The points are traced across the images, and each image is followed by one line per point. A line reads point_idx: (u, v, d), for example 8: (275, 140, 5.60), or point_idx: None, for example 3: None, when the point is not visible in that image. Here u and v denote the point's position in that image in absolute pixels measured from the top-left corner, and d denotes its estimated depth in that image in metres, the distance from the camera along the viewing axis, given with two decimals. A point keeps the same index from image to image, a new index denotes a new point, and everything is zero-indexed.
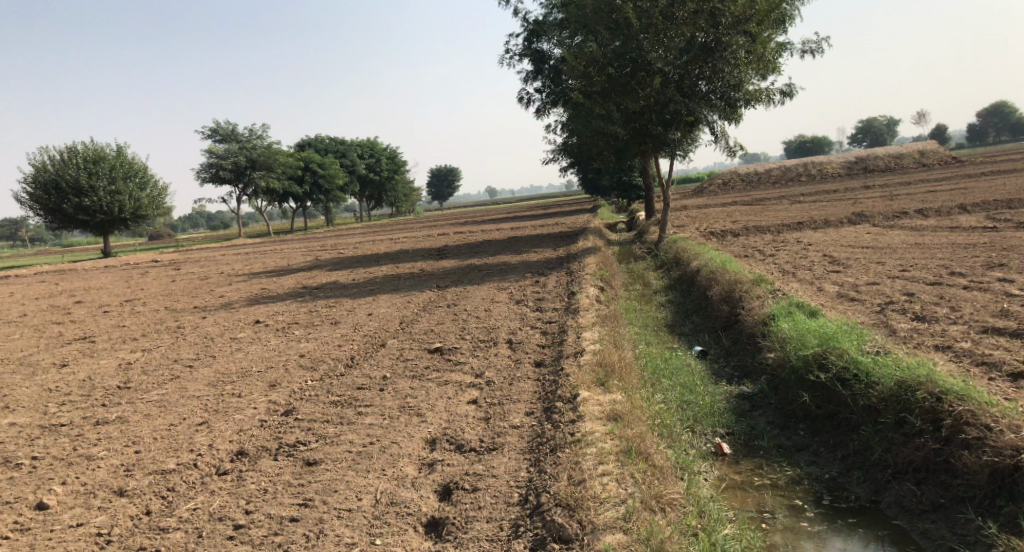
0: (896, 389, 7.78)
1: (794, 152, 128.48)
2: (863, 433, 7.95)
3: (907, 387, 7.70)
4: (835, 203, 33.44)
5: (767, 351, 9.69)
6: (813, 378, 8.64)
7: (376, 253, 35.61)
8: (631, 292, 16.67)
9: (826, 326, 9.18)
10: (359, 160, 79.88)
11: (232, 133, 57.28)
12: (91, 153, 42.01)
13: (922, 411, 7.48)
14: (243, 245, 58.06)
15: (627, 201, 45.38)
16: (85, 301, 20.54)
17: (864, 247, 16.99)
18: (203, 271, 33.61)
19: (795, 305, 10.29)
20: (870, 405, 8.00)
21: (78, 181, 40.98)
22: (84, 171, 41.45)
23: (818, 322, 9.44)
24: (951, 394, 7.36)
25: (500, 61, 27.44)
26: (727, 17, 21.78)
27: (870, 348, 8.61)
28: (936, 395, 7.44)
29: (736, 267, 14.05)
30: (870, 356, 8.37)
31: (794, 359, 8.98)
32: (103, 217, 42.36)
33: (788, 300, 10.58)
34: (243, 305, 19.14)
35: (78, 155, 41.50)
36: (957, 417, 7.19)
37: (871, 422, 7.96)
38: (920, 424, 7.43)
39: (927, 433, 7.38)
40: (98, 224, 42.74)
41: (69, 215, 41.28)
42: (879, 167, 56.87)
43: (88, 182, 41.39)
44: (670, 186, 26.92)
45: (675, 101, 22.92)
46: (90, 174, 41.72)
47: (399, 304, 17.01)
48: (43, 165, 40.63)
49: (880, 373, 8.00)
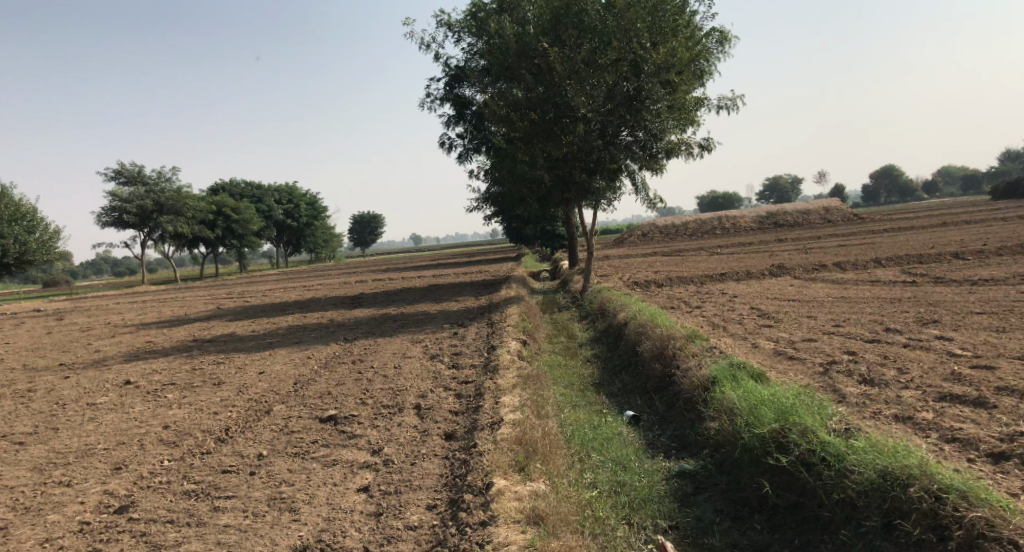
0: (879, 480, 6.78)
1: (707, 206, 132.19)
2: (839, 536, 6.84)
3: (896, 482, 6.71)
4: (752, 254, 33.39)
5: (711, 421, 8.54)
6: (772, 460, 7.50)
7: (285, 302, 33.50)
8: (553, 346, 15.43)
9: (780, 395, 8.09)
10: (276, 205, 77.00)
11: (138, 175, 54.16)
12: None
13: (919, 516, 6.51)
14: (145, 293, 54.48)
15: (549, 250, 44.67)
16: None
17: (791, 300, 16.30)
18: (88, 322, 30.79)
19: (738, 366, 9.17)
20: (846, 498, 6.92)
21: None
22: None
23: (770, 389, 8.34)
24: (955, 494, 6.47)
25: (421, 105, 25.12)
26: (649, 65, 21.20)
27: (835, 426, 7.56)
28: (935, 493, 6.53)
29: (667, 320, 13.00)
30: (837, 437, 7.34)
31: (748, 436, 7.83)
32: None
33: (728, 360, 9.45)
34: (121, 363, 17.04)
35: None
36: (970, 528, 6.29)
37: (849, 522, 6.86)
38: (919, 533, 6.45)
39: (930, 545, 6.40)
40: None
41: None
42: (788, 222, 58.27)
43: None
44: (593, 234, 26.11)
45: (598, 148, 22.19)
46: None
47: (297, 360, 15.29)
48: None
49: (856, 460, 6.95)
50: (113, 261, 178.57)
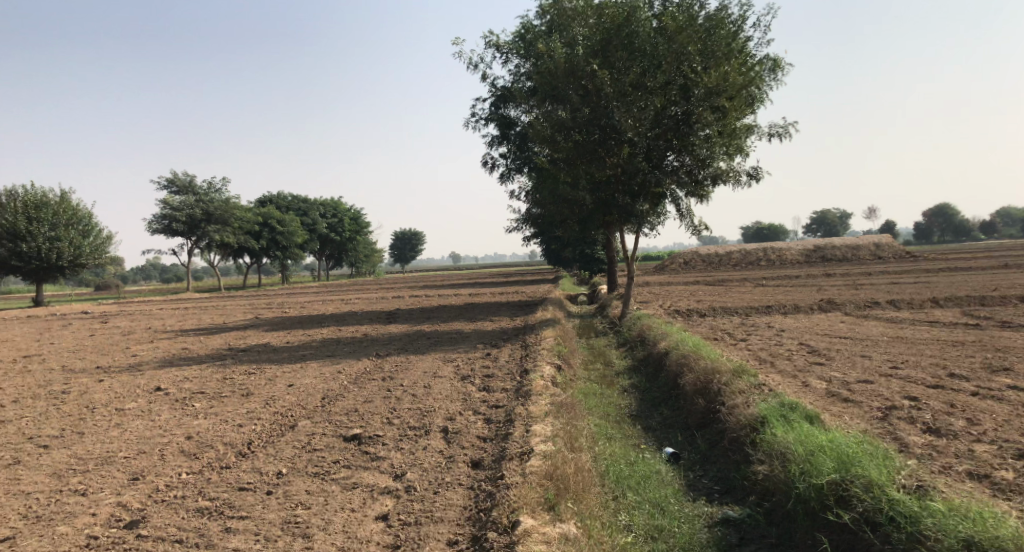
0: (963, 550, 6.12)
1: (751, 237, 130.27)
2: None
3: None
4: (799, 288, 32.42)
5: (759, 465, 7.95)
6: (832, 516, 6.88)
7: (321, 314, 33.49)
8: (590, 373, 14.91)
9: (838, 442, 7.47)
10: (320, 219, 77.88)
11: (189, 184, 55.19)
12: (32, 198, 39.68)
13: None
14: (188, 300, 55.26)
15: (588, 275, 44.13)
16: None
17: (843, 338, 15.55)
18: (129, 326, 31.11)
19: (789, 406, 8.57)
20: None
21: (15, 227, 38.52)
22: (22, 216, 39.00)
23: (827, 434, 7.72)
24: None
25: (466, 124, 25.39)
26: (699, 89, 20.80)
27: (902, 481, 6.93)
28: None
29: (710, 352, 12.40)
30: (908, 495, 6.70)
31: (802, 487, 7.22)
32: (37, 264, 39.60)
33: (778, 399, 8.85)
34: (154, 369, 16.95)
35: (17, 200, 39.15)
36: None
37: None
38: None
39: None
40: (30, 272, 39.98)
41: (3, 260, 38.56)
42: (836, 257, 56.86)
43: (26, 227, 38.88)
44: (635, 260, 25.57)
45: (643, 172, 21.79)
46: (29, 220, 39.28)
47: (328, 374, 15.00)
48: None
49: (933, 525, 6.31)
50: (161, 267, 182.59)
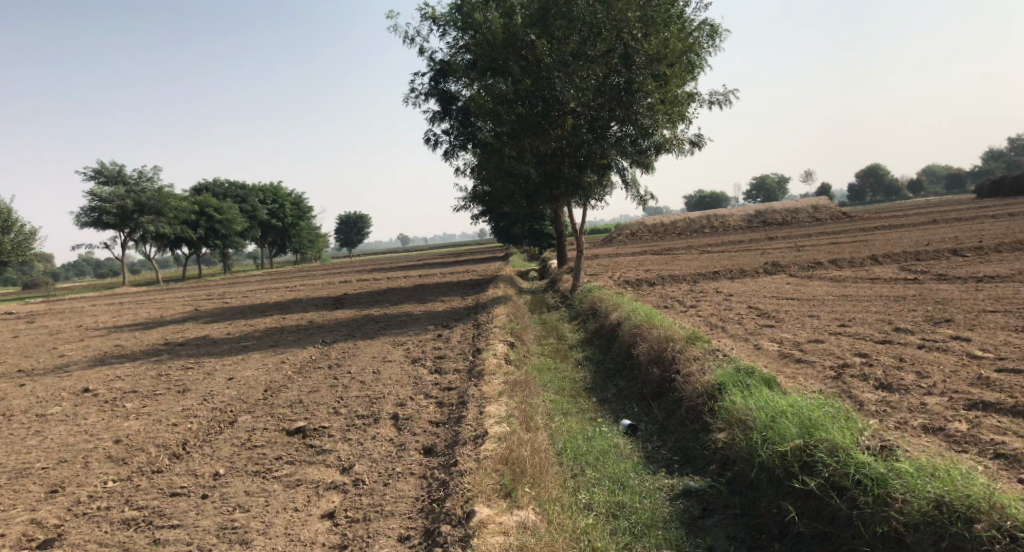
0: (932, 510, 6.06)
1: (694, 206, 131.98)
2: None
3: (953, 513, 6.00)
4: (744, 252, 32.74)
5: (719, 433, 7.79)
6: (798, 484, 6.74)
7: (265, 303, 32.55)
8: (543, 348, 14.64)
9: (799, 406, 7.34)
10: (260, 205, 75.84)
11: (119, 174, 52.99)
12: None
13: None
14: (125, 295, 53.27)
15: (536, 249, 43.91)
16: None
17: (790, 299, 15.60)
18: (60, 325, 29.73)
19: (745, 371, 8.43)
20: (885, 528, 6.18)
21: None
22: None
23: (787, 399, 7.59)
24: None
25: (404, 101, 23.73)
26: (640, 56, 20.60)
27: (866, 442, 6.83)
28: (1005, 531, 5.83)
29: (662, 320, 12.23)
30: (874, 456, 6.62)
31: (766, 454, 7.06)
32: None
33: (733, 364, 8.70)
34: (84, 370, 16.07)
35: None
36: None
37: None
38: None
39: None
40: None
41: None
42: (776, 220, 57.81)
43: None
44: (582, 231, 25.37)
45: (588, 143, 21.45)
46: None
47: (270, 365, 14.41)
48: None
49: (903, 488, 6.23)
50: (96, 262, 176.33)
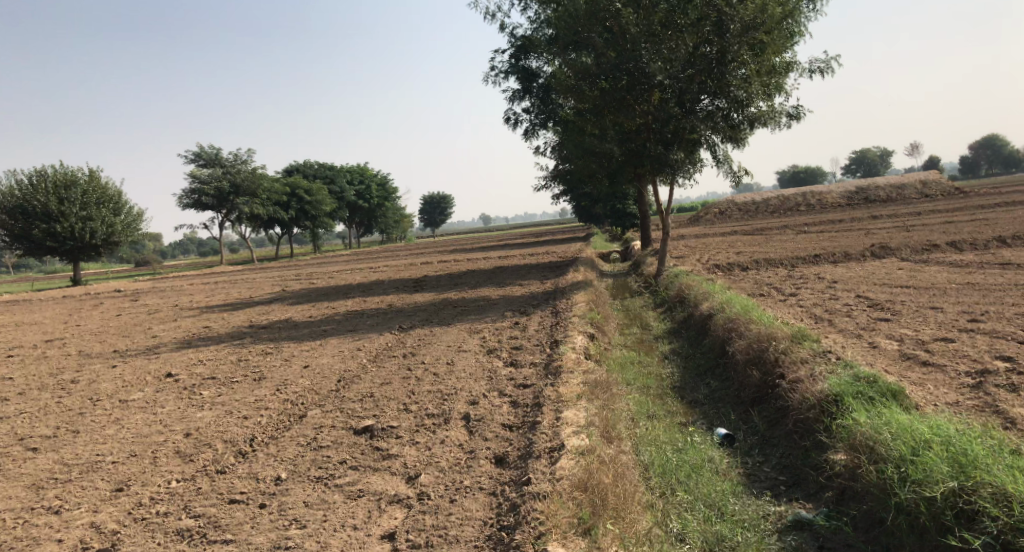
0: None
1: (788, 182, 126.70)
2: None
3: None
4: (847, 233, 30.64)
5: (839, 454, 6.90)
6: (956, 535, 5.85)
7: (349, 284, 32.71)
8: (627, 339, 13.79)
9: (950, 436, 6.38)
10: (348, 186, 77.10)
11: (216, 157, 54.58)
12: (62, 178, 39.26)
13: None
14: (222, 273, 55.02)
15: (621, 230, 42.67)
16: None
17: (906, 288, 14.14)
18: (157, 304, 30.66)
19: (865, 381, 7.44)
20: None
21: (48, 208, 38.23)
22: (54, 196, 38.66)
23: (935, 423, 6.60)
24: None
25: (484, 79, 25.02)
26: (734, 23, 19.11)
27: None
28: None
29: (760, 313, 11.17)
30: None
31: (905, 492, 6.18)
32: (73, 243, 39.40)
33: (852, 371, 7.71)
34: (170, 351, 16.19)
35: (48, 181, 38.76)
36: None
37: None
38: None
39: None
40: (65, 252, 39.75)
41: (38, 241, 38.38)
42: (880, 198, 54.36)
43: (58, 208, 38.59)
44: (669, 212, 24.18)
45: (676, 117, 20.26)
46: (60, 200, 38.95)
47: (346, 352, 14.07)
48: (8, 190, 37.91)
49: None
50: (197, 241, 184.36)
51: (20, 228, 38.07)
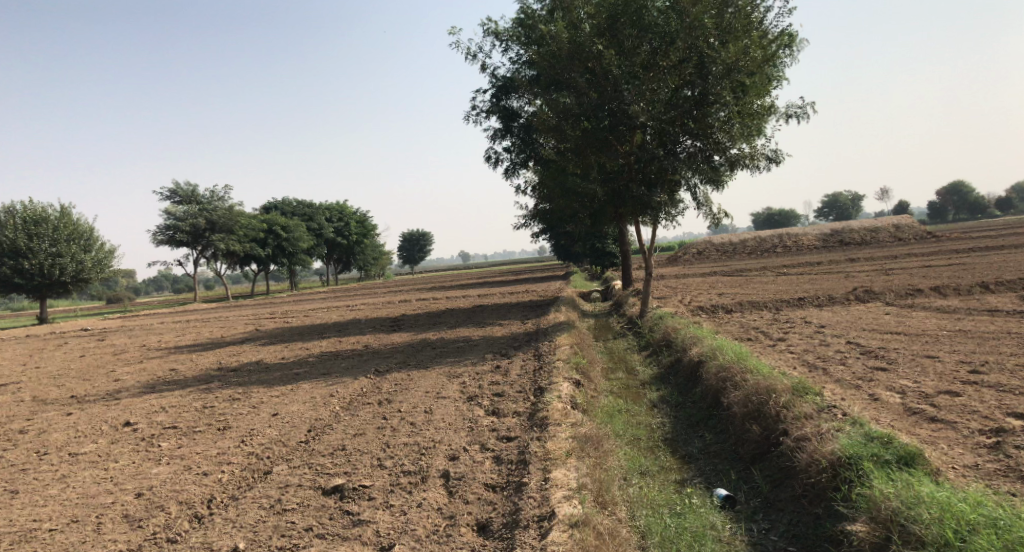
0: None
1: (763, 223, 127.96)
2: None
3: None
4: (827, 275, 30.56)
5: (857, 524, 6.80)
6: None
7: (324, 323, 31.91)
8: (613, 385, 13.27)
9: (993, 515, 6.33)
10: (326, 223, 76.40)
11: (192, 194, 53.80)
12: (32, 214, 38.31)
13: None
14: (195, 311, 53.84)
15: (600, 269, 42.39)
16: None
17: (896, 334, 13.83)
18: (123, 344, 29.58)
19: (879, 441, 7.40)
20: None
21: (16, 244, 37.22)
22: (23, 232, 37.68)
23: (973, 500, 6.51)
24: None
25: (465, 118, 24.56)
26: (717, 65, 19.09)
27: None
28: None
29: (755, 360, 10.73)
30: None
31: None
32: (41, 281, 38.32)
33: (863, 431, 7.64)
34: (131, 397, 15.35)
35: (17, 216, 37.81)
36: None
37: None
38: None
39: None
40: (33, 289, 38.65)
41: (5, 278, 37.28)
42: (855, 240, 54.72)
43: (27, 244, 37.58)
44: (652, 253, 23.85)
45: (658, 158, 20.06)
46: (30, 236, 37.95)
47: (317, 398, 13.35)
48: None
49: None
50: (172, 277, 181.80)
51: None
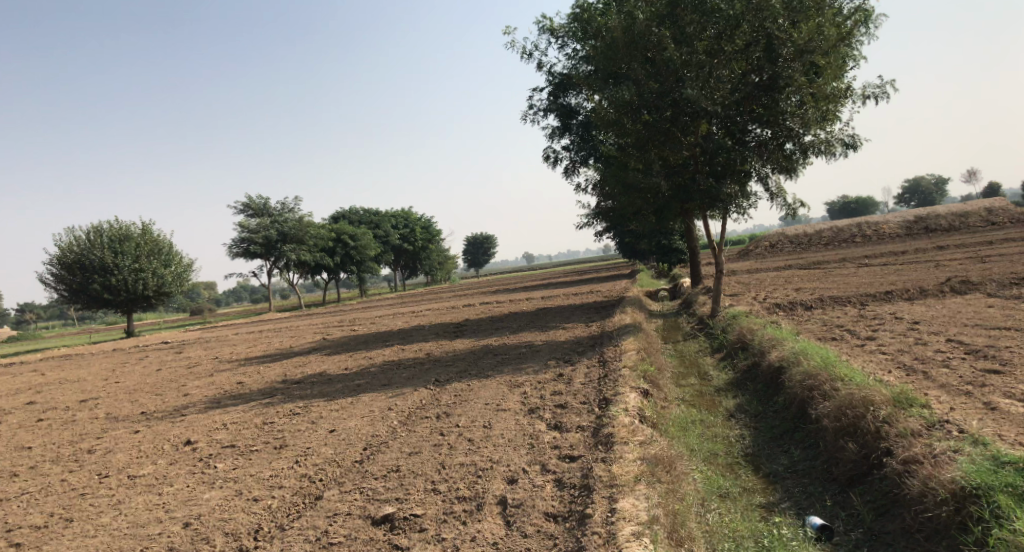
0: None
1: (839, 212, 123.17)
2: None
3: None
4: (914, 265, 28.78)
5: None
6: None
7: (390, 330, 31.69)
8: (685, 393, 12.43)
9: None
10: (393, 231, 77.04)
11: (264, 207, 54.89)
12: (117, 232, 39.49)
13: None
14: (270, 321, 54.70)
15: (667, 267, 41.06)
16: (16, 417, 16.74)
17: (1005, 331, 12.58)
18: (196, 357, 29.89)
19: (1013, 468, 6.87)
20: None
21: (103, 261, 38.38)
22: (109, 250, 38.84)
23: None
24: None
25: (523, 117, 25.10)
26: (787, 47, 17.96)
27: None
28: None
29: (844, 366, 9.73)
30: None
31: None
32: (126, 296, 39.36)
33: (990, 454, 7.11)
34: (195, 413, 15.15)
35: (103, 235, 38.97)
36: None
37: None
38: None
39: None
40: (119, 305, 39.78)
41: (93, 295, 38.50)
42: (941, 227, 51.68)
43: (113, 261, 38.72)
44: (721, 247, 22.62)
45: (725, 149, 19.03)
46: (115, 253, 39.13)
47: (375, 413, 12.81)
48: (66, 246, 38.21)
49: None
50: (250, 287, 186.55)
51: (77, 282, 38.21)
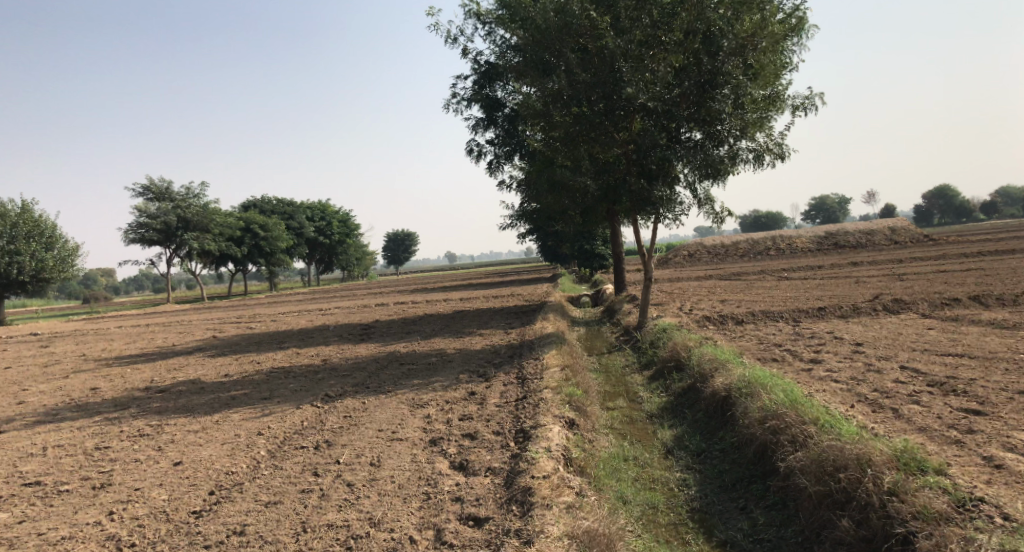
0: None
1: (749, 226, 125.67)
2: None
3: None
4: (835, 280, 28.18)
5: None
6: None
7: (288, 330, 28.84)
8: (614, 418, 10.65)
9: None
10: (308, 222, 73.28)
11: (166, 190, 50.63)
12: None
13: None
14: (164, 314, 50.38)
15: (588, 272, 39.60)
16: None
17: (962, 360, 11.33)
18: (60, 353, 26.19)
19: None
20: None
21: None
22: None
23: None
24: None
25: (445, 107, 23.36)
26: (729, 39, 16.32)
27: None
28: None
29: (813, 407, 8.14)
30: None
31: None
32: None
33: None
34: (19, 429, 12.29)
35: None
36: None
37: None
38: None
39: None
40: None
41: None
42: (850, 243, 52.37)
43: None
44: (649, 255, 21.01)
45: (660, 148, 17.22)
46: None
47: (241, 438, 10.44)
48: None
49: None
50: (154, 276, 176.84)
51: None
